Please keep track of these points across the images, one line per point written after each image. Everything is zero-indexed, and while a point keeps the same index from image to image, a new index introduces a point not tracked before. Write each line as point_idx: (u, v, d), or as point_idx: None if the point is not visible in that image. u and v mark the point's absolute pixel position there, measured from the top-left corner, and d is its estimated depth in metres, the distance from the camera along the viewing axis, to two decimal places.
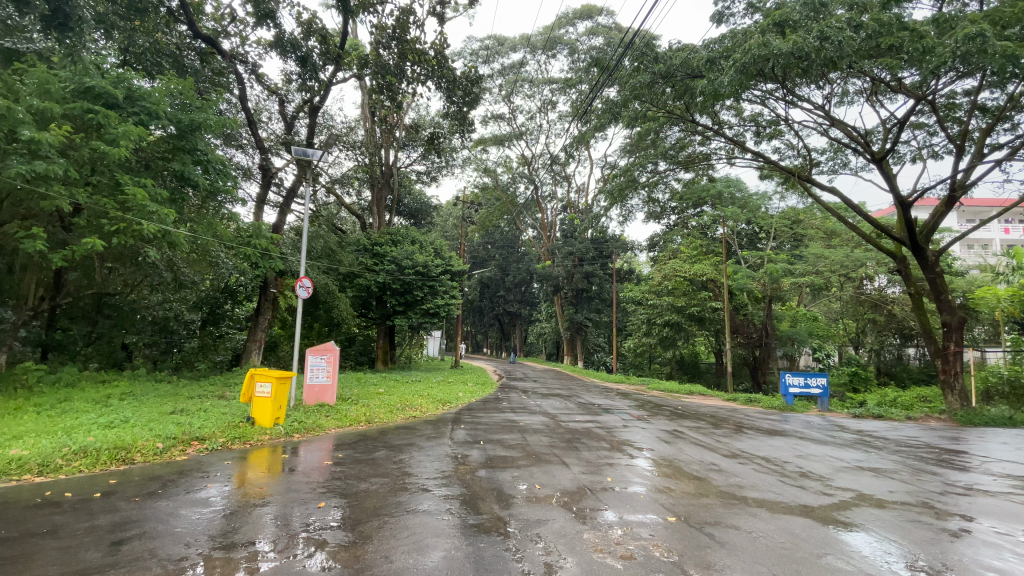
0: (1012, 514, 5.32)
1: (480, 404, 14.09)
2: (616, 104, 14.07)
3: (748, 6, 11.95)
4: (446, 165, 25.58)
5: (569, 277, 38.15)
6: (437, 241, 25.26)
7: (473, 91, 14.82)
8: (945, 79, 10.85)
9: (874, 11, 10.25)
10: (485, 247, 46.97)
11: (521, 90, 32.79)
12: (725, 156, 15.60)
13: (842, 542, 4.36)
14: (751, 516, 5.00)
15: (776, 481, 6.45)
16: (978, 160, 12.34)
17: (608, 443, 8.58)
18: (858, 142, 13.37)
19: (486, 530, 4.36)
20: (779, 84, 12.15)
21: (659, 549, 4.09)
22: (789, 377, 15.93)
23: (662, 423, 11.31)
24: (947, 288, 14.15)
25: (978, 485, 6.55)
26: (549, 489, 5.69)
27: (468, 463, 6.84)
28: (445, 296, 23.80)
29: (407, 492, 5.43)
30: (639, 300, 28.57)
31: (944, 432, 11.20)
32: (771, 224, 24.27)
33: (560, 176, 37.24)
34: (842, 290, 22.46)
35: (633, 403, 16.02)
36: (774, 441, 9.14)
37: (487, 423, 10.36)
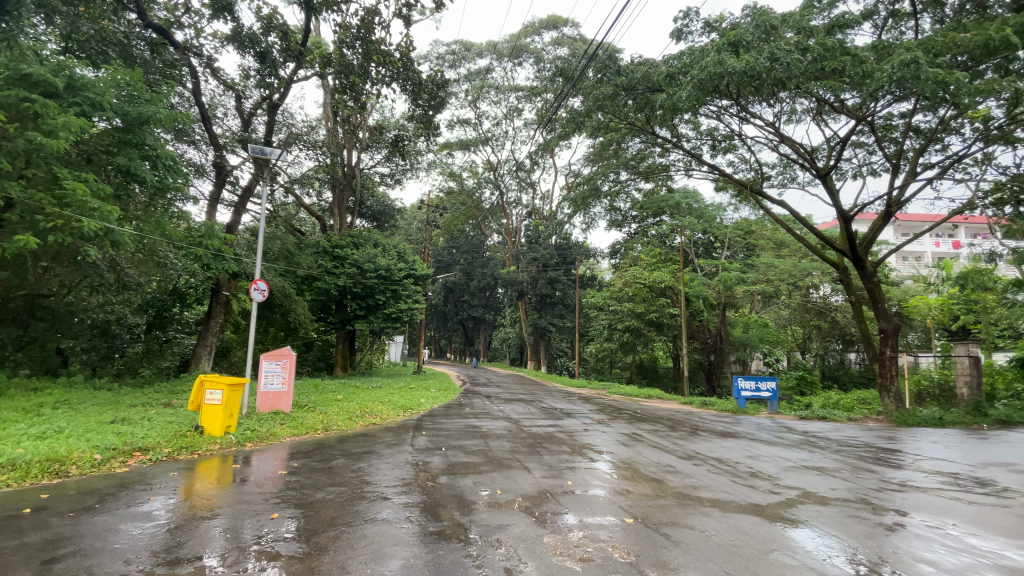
0: (942, 508, 5.71)
1: (442, 410, 13.98)
2: (580, 113, 14.39)
3: (705, 24, 12.44)
4: (410, 168, 25.30)
5: (534, 283, 38.48)
6: (400, 244, 24.87)
7: (438, 95, 14.89)
8: (883, 102, 11.60)
9: (820, 36, 10.91)
10: (450, 251, 46.70)
11: (487, 96, 32.93)
12: (683, 168, 16.09)
13: (788, 538, 4.56)
14: (704, 515, 5.18)
15: (728, 481, 6.69)
16: (911, 178, 13.25)
17: (569, 447, 8.67)
18: (805, 159, 14.11)
19: (445, 538, 4.32)
20: (733, 101, 12.68)
21: (618, 551, 4.17)
22: (741, 381, 16.47)
23: (621, 426, 11.49)
24: (884, 297, 15.05)
25: (911, 481, 7.01)
26: (510, 494, 5.70)
27: (428, 470, 6.75)
28: (408, 300, 23.37)
29: (365, 501, 5.31)
30: (600, 305, 29.09)
31: (879, 433, 11.92)
32: (726, 233, 25.35)
33: (526, 182, 37.47)
34: (791, 297, 23.47)
35: (595, 407, 16.23)
36: (727, 443, 9.47)
37: (448, 429, 10.24)
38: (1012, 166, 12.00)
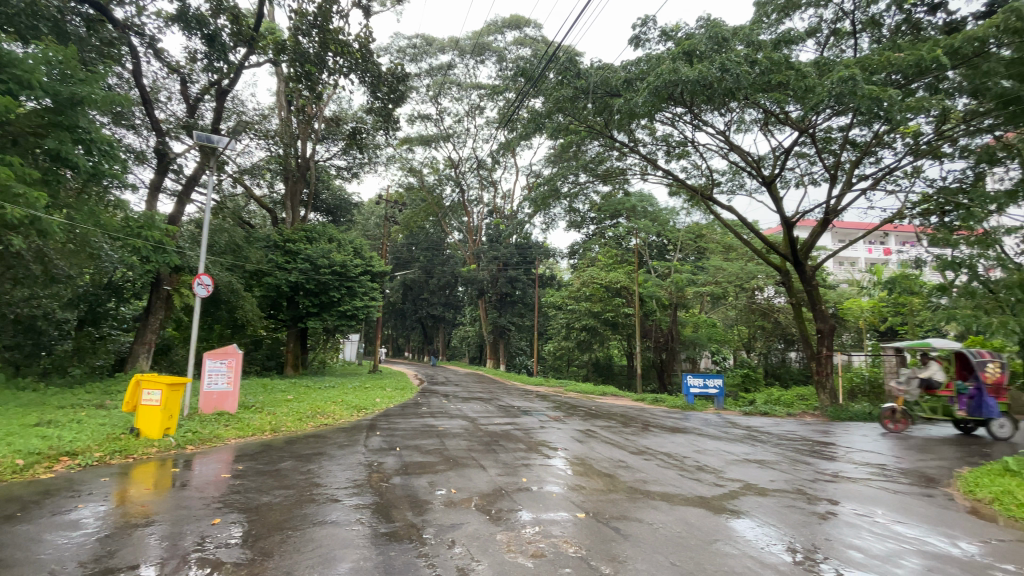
0: (869, 497, 6.13)
1: (397, 409, 13.78)
2: (540, 114, 14.56)
3: (662, 33, 12.80)
4: (368, 162, 24.74)
5: (493, 281, 38.73)
6: (357, 240, 24.28)
7: (398, 89, 14.71)
8: (823, 115, 12.29)
9: (767, 50, 11.47)
10: (409, 248, 45.97)
11: (448, 93, 32.62)
12: (639, 172, 16.49)
13: (730, 528, 4.78)
14: (653, 508, 5.35)
15: (676, 475, 6.93)
16: (848, 188, 14.12)
17: (525, 444, 8.75)
18: (752, 167, 14.78)
19: (397, 538, 4.27)
20: (687, 109, 13.11)
21: (569, 546, 4.24)
22: (690, 378, 17.08)
23: (576, 423, 11.68)
24: (821, 299, 15.97)
25: (842, 472, 7.50)
26: (464, 493, 5.69)
27: (381, 471, 6.64)
28: (363, 298, 22.79)
29: (314, 503, 5.16)
30: (559, 304, 29.56)
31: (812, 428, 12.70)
32: (678, 237, 26.29)
33: (487, 181, 37.38)
34: (737, 299, 24.23)
35: (551, 404, 16.45)
36: (676, 438, 9.83)
37: (403, 429, 10.10)
38: (937, 179, 12.96)
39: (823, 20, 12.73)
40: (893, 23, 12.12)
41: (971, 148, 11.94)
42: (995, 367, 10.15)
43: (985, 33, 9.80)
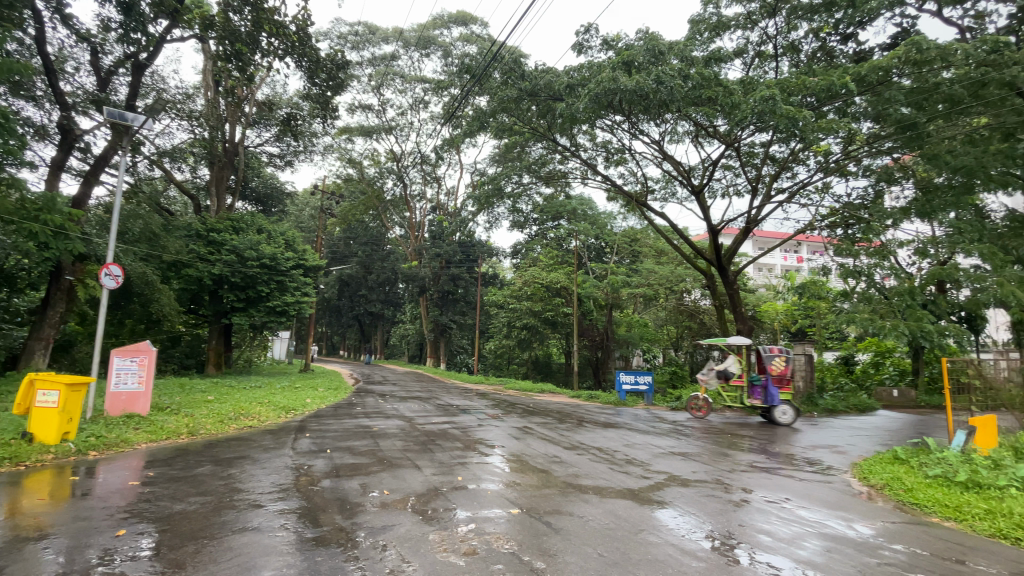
0: (779, 485, 6.67)
1: (330, 410, 13.28)
2: (484, 113, 14.60)
3: (603, 42, 13.19)
4: (303, 150, 23.64)
5: (435, 279, 38.41)
6: (289, 232, 23.14)
7: (337, 75, 14.29)
8: (747, 131, 13.15)
9: (699, 66, 12.14)
10: (346, 242, 44.49)
11: (391, 84, 31.81)
12: (579, 176, 16.91)
13: (655, 519, 5.03)
14: (583, 502, 5.54)
15: (606, 468, 7.20)
16: (767, 200, 15.21)
17: (462, 443, 8.75)
18: (683, 176, 15.57)
19: (325, 543, 4.14)
20: (625, 117, 13.58)
21: (500, 542, 4.30)
22: (623, 375, 17.79)
23: (513, 420, 11.82)
24: (741, 302, 17.10)
25: (756, 462, 8.12)
26: (398, 493, 5.61)
27: (310, 473, 6.39)
28: (295, 293, 21.78)
29: (235, 509, 4.89)
30: (500, 303, 29.79)
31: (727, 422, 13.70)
32: (615, 240, 27.32)
33: (430, 176, 36.82)
34: (666, 300, 24.39)
35: (489, 402, 16.53)
36: (608, 433, 10.20)
37: (335, 430, 9.78)
38: (843, 195, 14.24)
39: (750, 42, 13.64)
40: (810, 49, 13.19)
41: (872, 168, 13.19)
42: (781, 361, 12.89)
43: (888, 64, 10.87)
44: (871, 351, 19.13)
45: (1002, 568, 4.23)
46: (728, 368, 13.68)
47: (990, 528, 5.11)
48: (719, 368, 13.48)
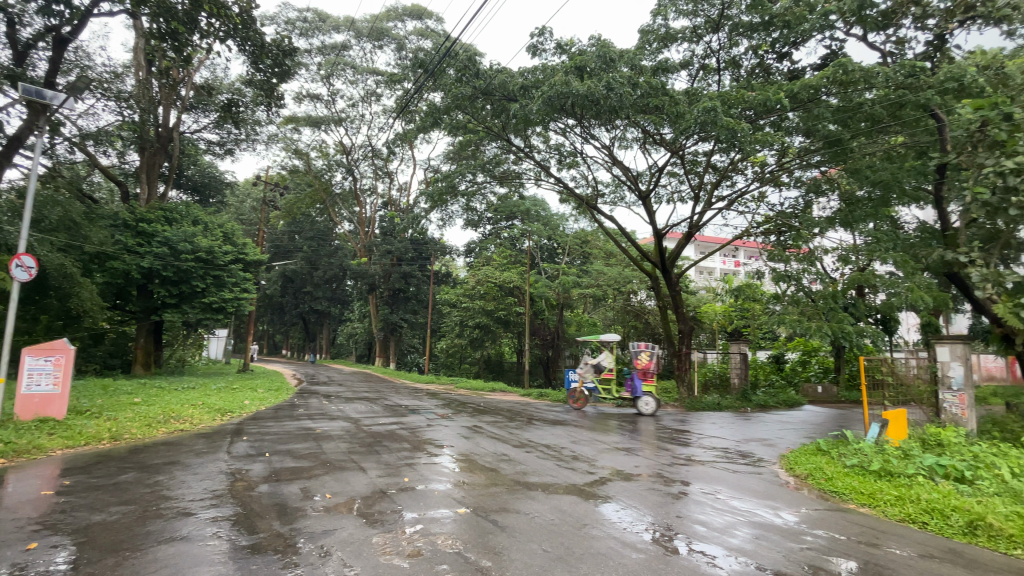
0: (715, 477, 7.04)
1: (270, 412, 12.73)
2: (438, 109, 14.47)
3: (557, 45, 13.38)
4: (245, 139, 22.48)
5: (386, 277, 37.62)
6: (228, 224, 21.95)
7: (284, 62, 13.80)
8: (691, 140, 13.71)
9: (647, 75, 12.54)
10: (291, 236, 42.76)
11: (342, 74, 30.82)
12: (533, 177, 17.06)
13: (598, 513, 5.17)
14: (530, 499, 5.61)
15: (554, 465, 7.33)
16: (708, 207, 15.94)
17: (410, 443, 8.63)
18: (631, 181, 16.05)
19: (261, 550, 3.98)
20: (578, 121, 13.85)
21: (445, 542, 4.28)
22: (573, 373, 18.16)
23: (463, 420, 11.81)
24: (683, 303, 17.83)
25: (695, 456, 8.52)
26: (341, 496, 5.47)
27: (247, 478, 6.11)
28: (233, 289, 20.70)
29: (163, 518, 4.60)
30: (453, 302, 29.62)
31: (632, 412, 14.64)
32: (567, 241, 27.81)
33: (381, 171, 35.99)
34: (615, 301, 25.08)
35: (439, 402, 16.40)
36: (556, 430, 10.38)
37: (276, 433, 9.39)
38: (776, 204, 15.13)
39: (695, 54, 14.24)
40: (749, 65, 13.93)
41: (802, 179, 14.09)
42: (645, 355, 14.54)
43: (818, 83, 11.60)
44: (799, 350, 20.56)
45: (909, 550, 4.65)
46: (601, 363, 15.68)
47: (899, 513, 5.61)
48: (593, 362, 15.24)
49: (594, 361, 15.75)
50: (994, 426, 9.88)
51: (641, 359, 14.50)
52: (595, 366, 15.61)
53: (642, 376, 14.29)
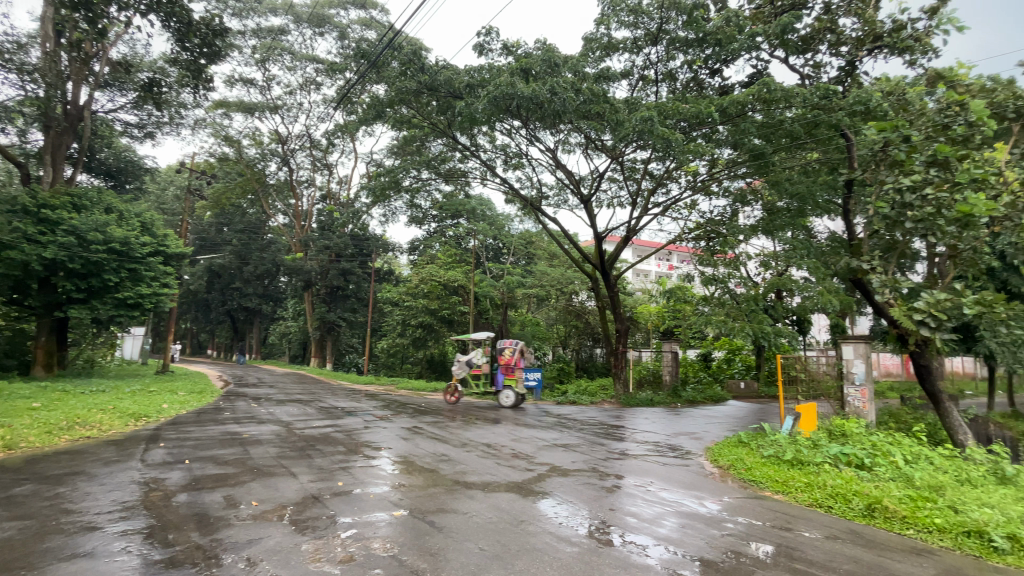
0: (647, 470, 7.36)
1: (192, 416, 11.91)
2: (381, 102, 14.16)
3: (503, 46, 13.45)
4: (168, 121, 20.84)
5: (323, 273, 36.17)
6: (146, 213, 20.25)
7: (214, 43, 13.00)
8: (630, 148, 14.23)
9: (590, 82, 12.90)
10: (219, 229, 40.17)
11: (278, 60, 29.30)
12: (478, 176, 17.05)
13: (535, 510, 5.26)
14: (468, 498, 5.62)
15: (493, 464, 7.37)
16: (645, 212, 16.60)
17: (345, 446, 8.37)
18: (573, 184, 16.43)
19: (177, 564, 3.72)
20: (524, 123, 14.01)
21: (380, 546, 4.20)
22: None
23: (402, 421, 11.60)
24: (621, 304, 18.46)
25: (628, 450, 8.86)
26: (268, 503, 5.21)
27: (164, 488, 5.68)
28: (152, 284, 19.21)
29: (63, 534, 4.19)
30: (395, 300, 28.98)
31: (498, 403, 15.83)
32: (512, 242, 28.06)
33: (320, 163, 34.51)
34: (557, 301, 25.76)
35: (378, 403, 15.99)
36: (496, 429, 10.44)
37: (198, 438, 8.79)
38: (706, 212, 15.99)
39: (635, 65, 14.78)
40: (685, 79, 14.66)
41: (730, 190, 15.00)
42: (508, 351, 15.48)
43: (745, 99, 12.44)
44: (725, 348, 21.95)
45: (818, 532, 5.09)
46: (472, 360, 16.21)
47: (809, 498, 6.14)
48: (464, 359, 16.05)
49: (465, 358, 16.23)
50: (891, 418, 10.99)
51: (506, 355, 15.46)
52: (467, 363, 16.14)
53: (505, 370, 15.35)
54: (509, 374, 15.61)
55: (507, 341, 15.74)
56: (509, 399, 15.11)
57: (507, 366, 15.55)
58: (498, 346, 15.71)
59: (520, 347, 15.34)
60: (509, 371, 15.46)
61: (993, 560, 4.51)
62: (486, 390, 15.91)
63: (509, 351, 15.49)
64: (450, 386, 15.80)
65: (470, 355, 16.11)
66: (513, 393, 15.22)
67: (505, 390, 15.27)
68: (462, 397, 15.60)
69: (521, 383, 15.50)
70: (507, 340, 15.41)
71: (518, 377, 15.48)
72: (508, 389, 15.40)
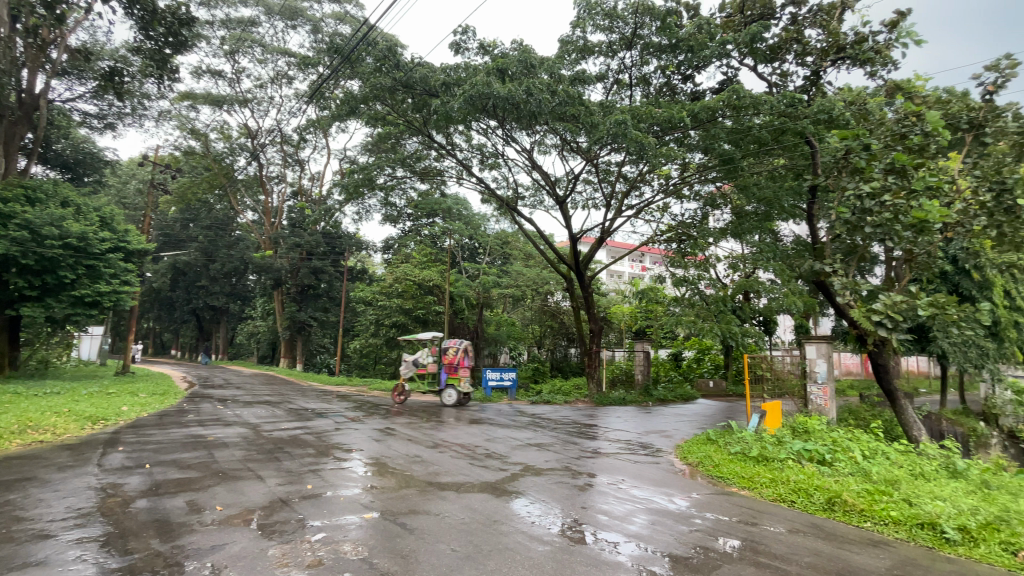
0: (619, 468, 7.46)
1: (155, 419, 11.50)
2: (355, 98, 13.95)
3: (480, 46, 13.43)
4: (131, 113, 20.04)
5: (294, 272, 35.36)
6: (106, 207, 19.40)
7: (181, 33, 12.59)
8: (605, 150, 14.39)
9: (565, 84, 13.01)
10: (185, 225, 38.86)
11: (248, 52, 28.52)
12: (454, 175, 16.97)
13: (507, 510, 5.27)
14: (441, 499, 5.59)
15: (466, 464, 7.34)
16: (619, 214, 16.82)
17: (315, 449, 8.21)
18: (549, 185, 16.52)
19: (135, 572, 3.59)
20: (500, 124, 14.01)
21: (350, 549, 4.13)
22: (489, 372, 18.29)
23: (374, 422, 11.44)
24: (595, 304, 18.64)
25: (601, 449, 8.97)
26: (234, 508, 5.08)
27: (123, 493, 5.47)
28: (111, 281, 18.36)
29: (13, 543, 3.99)
30: (368, 300, 28.57)
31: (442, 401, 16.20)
32: (487, 241, 28.05)
33: (291, 158, 33.71)
34: (533, 301, 26.16)
35: (350, 403, 15.74)
36: (470, 429, 10.41)
37: (160, 441, 8.49)
38: (678, 214, 16.29)
39: (610, 69, 14.96)
40: (658, 83, 14.90)
41: (701, 193, 15.36)
42: (452, 351, 15.69)
43: (715, 105, 12.72)
44: (695, 348, 22.46)
45: (782, 526, 5.26)
46: (419, 360, 15.85)
47: (773, 493, 6.34)
48: (409, 358, 15.69)
49: (412, 359, 15.82)
50: (851, 415, 11.44)
51: (449, 355, 15.67)
52: (414, 363, 15.76)
53: (448, 369, 15.62)
54: (453, 373, 15.91)
55: (452, 340, 15.88)
56: (450, 398, 15.45)
57: (451, 366, 15.79)
58: (443, 345, 15.87)
59: (464, 347, 15.55)
60: (451, 370, 15.75)
61: (945, 550, 4.73)
62: (431, 388, 16.03)
63: (453, 351, 15.71)
64: (397, 387, 15.72)
65: (416, 355, 15.82)
66: (454, 392, 15.53)
67: (447, 389, 15.58)
68: (409, 398, 15.70)
69: (464, 382, 15.80)
70: (452, 340, 15.60)
71: (461, 377, 15.78)
72: (450, 388, 15.71)
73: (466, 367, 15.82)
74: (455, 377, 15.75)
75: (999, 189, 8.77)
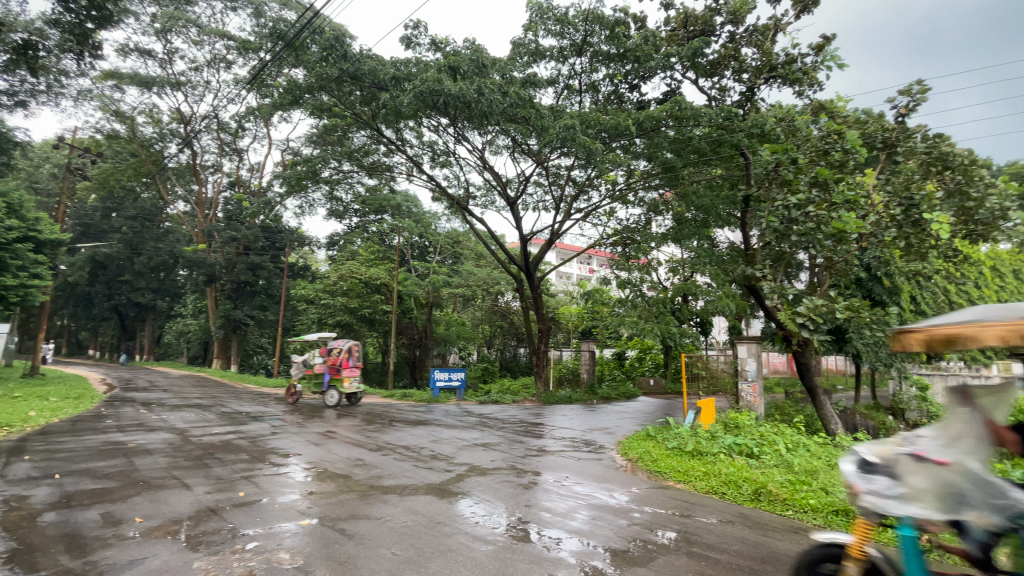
0: (563, 466, 7.60)
1: (68, 425, 10.56)
2: (299, 87, 13.41)
3: (432, 42, 13.29)
4: (45, 89, 18.24)
5: (229, 267, 33.44)
6: (11, 192, 17.54)
7: (105, 6, 11.61)
8: (555, 154, 14.62)
9: (517, 86, 13.13)
10: (107, 215, 35.88)
11: (182, 32, 26.73)
12: (404, 172, 16.67)
13: (452, 511, 5.25)
14: (383, 503, 5.48)
15: (410, 466, 7.24)
16: (567, 217, 17.11)
17: (249, 454, 7.82)
18: (500, 185, 16.57)
19: None
20: (452, 121, 13.90)
21: (285, 558, 3.98)
22: (437, 372, 18.09)
23: (315, 425, 11.03)
24: (543, 305, 18.86)
25: (545, 447, 9.10)
26: (156, 519, 4.75)
27: (27, 507, 4.98)
28: (18, 274, 16.60)
29: None
30: (311, 299, 27.47)
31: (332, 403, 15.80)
32: (438, 240, 27.73)
33: (229, 147, 31.90)
34: (483, 301, 26.21)
35: (289, 406, 15.10)
36: (414, 430, 10.26)
37: (73, 450, 7.80)
38: (623, 219, 16.83)
39: (561, 74, 15.22)
40: (607, 91, 15.31)
41: (645, 199, 15.97)
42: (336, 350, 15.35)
43: (659, 115, 13.20)
44: (638, 347, 23.25)
45: (714, 517, 5.57)
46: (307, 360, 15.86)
47: (706, 486, 6.69)
48: (300, 359, 15.70)
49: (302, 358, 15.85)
50: (777, 411, 12.24)
51: (332, 354, 15.31)
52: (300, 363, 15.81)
53: (330, 370, 15.25)
54: (339, 374, 15.50)
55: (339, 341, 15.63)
56: (330, 398, 15.07)
57: (335, 366, 15.41)
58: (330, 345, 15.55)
59: (346, 348, 15.13)
60: (335, 371, 15.34)
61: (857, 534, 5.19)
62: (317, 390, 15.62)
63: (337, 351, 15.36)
64: (290, 387, 15.77)
65: (307, 355, 15.84)
66: (334, 392, 15.13)
67: (328, 390, 15.19)
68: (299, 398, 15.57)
69: (349, 383, 15.40)
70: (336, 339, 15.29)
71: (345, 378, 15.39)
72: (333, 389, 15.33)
73: (350, 368, 15.36)
74: (338, 378, 15.37)
75: (908, 204, 9.81)
